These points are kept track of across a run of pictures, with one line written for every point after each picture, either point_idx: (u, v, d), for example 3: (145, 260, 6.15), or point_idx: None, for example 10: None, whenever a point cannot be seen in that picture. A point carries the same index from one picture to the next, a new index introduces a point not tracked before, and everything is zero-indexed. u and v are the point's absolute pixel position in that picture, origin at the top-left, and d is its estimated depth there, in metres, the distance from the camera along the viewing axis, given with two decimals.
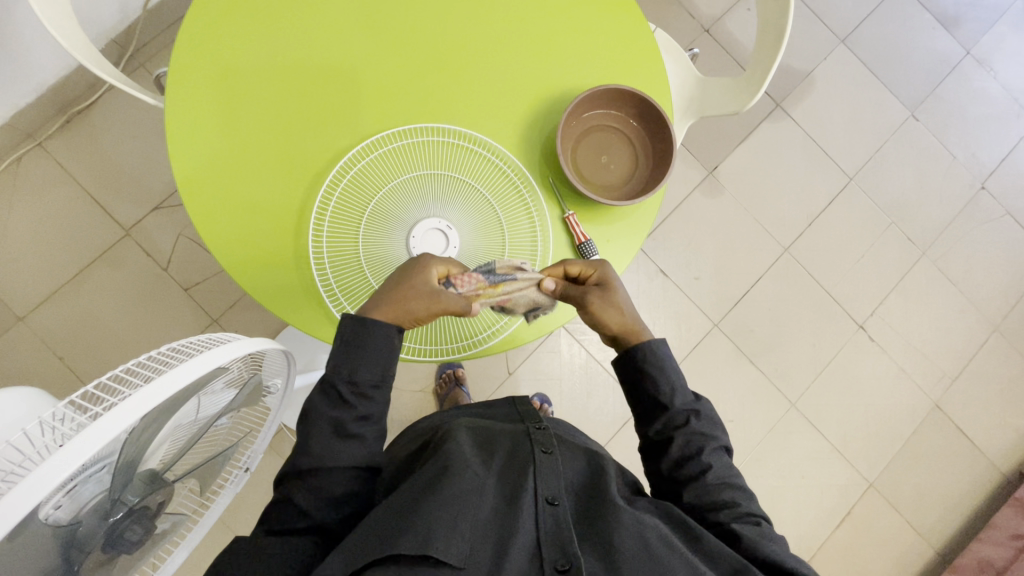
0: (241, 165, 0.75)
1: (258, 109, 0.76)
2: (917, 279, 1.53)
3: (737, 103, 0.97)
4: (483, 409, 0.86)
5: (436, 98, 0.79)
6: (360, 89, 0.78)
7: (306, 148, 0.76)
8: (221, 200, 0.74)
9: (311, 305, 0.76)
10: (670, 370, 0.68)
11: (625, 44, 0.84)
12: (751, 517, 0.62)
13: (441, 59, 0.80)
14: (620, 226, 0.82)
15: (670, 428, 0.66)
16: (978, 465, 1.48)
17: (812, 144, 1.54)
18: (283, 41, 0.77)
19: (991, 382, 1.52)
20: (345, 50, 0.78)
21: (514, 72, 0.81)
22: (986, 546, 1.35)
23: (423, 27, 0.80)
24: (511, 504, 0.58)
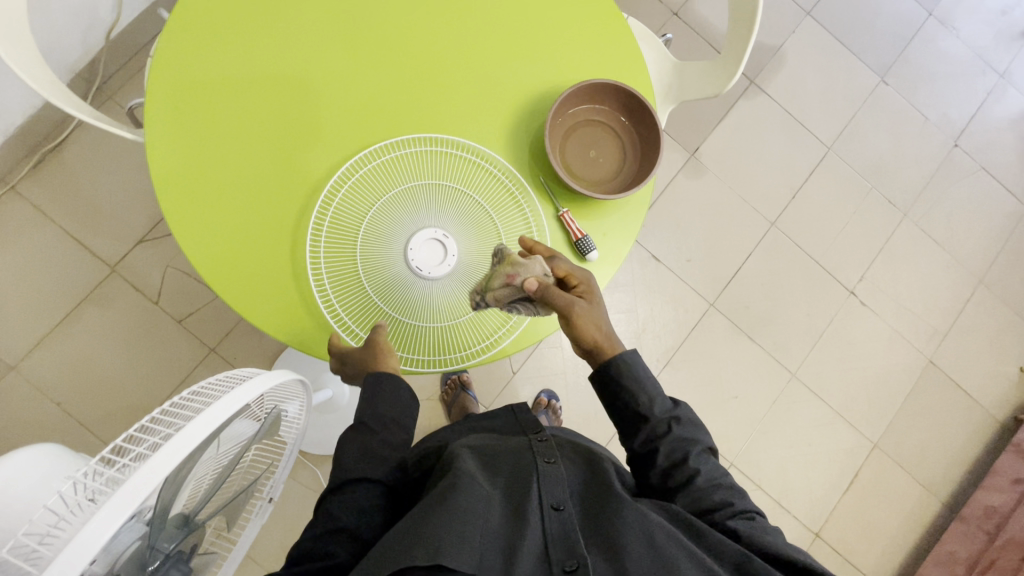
0: (228, 189, 0.74)
1: (240, 131, 0.75)
2: (902, 240, 1.56)
3: (716, 86, 0.98)
4: (484, 420, 0.88)
5: (419, 104, 0.79)
6: (341, 103, 0.77)
7: (292, 167, 0.75)
8: (211, 221, 0.73)
9: (311, 324, 0.75)
10: (649, 381, 0.69)
11: (601, 38, 0.84)
12: (745, 514, 0.63)
13: (420, 65, 0.79)
14: (615, 219, 0.82)
15: (653, 439, 0.67)
16: (975, 415, 1.52)
17: (789, 118, 1.56)
18: (259, 60, 0.76)
19: (980, 334, 1.56)
20: (327, 63, 0.77)
21: (494, 74, 0.81)
22: (991, 494, 1.38)
23: (398, 35, 0.79)
24: (518, 513, 0.58)
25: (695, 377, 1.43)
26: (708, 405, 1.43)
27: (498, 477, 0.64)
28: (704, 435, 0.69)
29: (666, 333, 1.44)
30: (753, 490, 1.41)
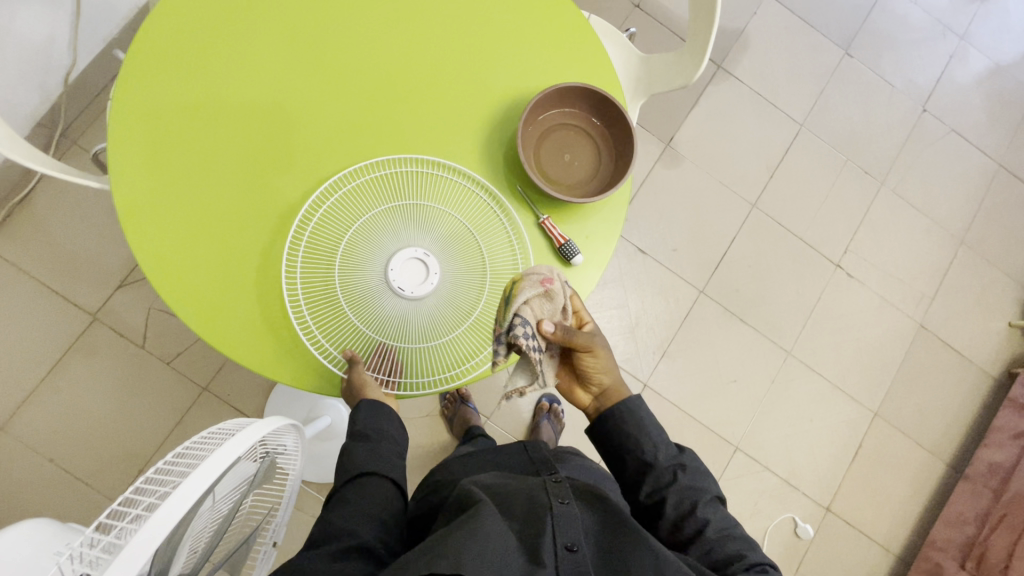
0: (200, 228, 0.72)
1: (206, 168, 0.74)
2: (882, 209, 1.58)
3: (684, 77, 0.98)
4: (495, 455, 0.94)
5: (385, 122, 0.78)
6: (308, 130, 0.76)
7: (265, 199, 0.74)
8: (180, 254, 0.72)
9: (289, 353, 0.73)
10: (650, 429, 0.75)
11: (563, 41, 0.84)
12: (754, 564, 0.67)
13: (385, 85, 0.78)
14: (596, 221, 0.81)
15: (660, 488, 0.72)
16: (969, 374, 1.54)
17: (759, 99, 1.57)
18: (220, 94, 0.75)
19: (966, 294, 1.58)
20: (291, 87, 0.76)
21: (459, 85, 0.80)
22: (992, 450, 1.39)
23: (359, 56, 0.78)
24: (533, 554, 0.59)
25: (692, 365, 1.44)
26: (708, 391, 1.43)
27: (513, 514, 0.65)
28: (710, 484, 0.74)
29: (659, 324, 1.44)
30: (760, 471, 1.42)
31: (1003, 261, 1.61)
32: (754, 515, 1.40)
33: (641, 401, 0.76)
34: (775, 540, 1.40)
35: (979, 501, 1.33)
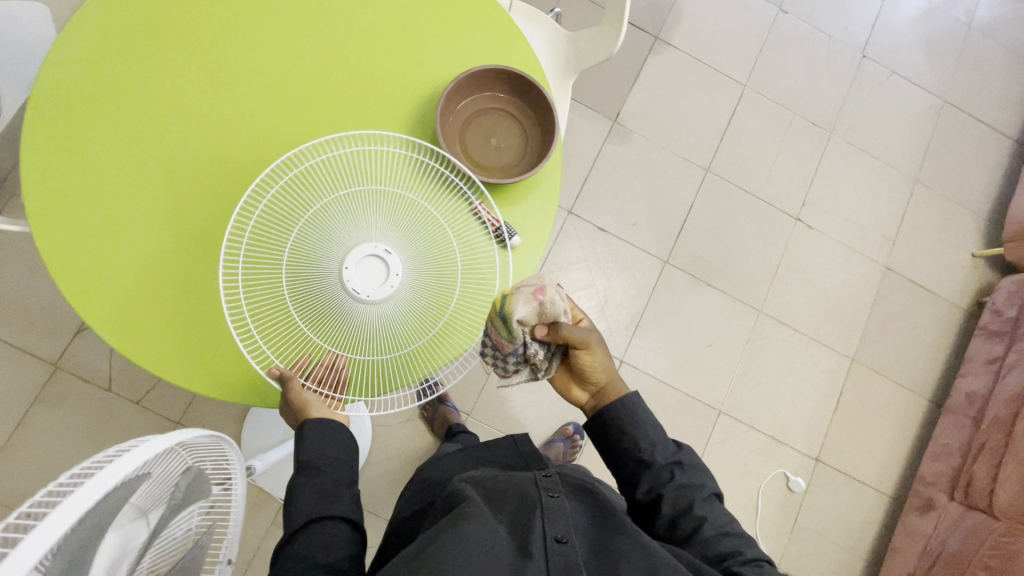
0: (132, 256, 0.72)
1: (131, 195, 0.73)
2: (834, 158, 1.59)
3: (607, 47, 0.98)
4: (484, 449, 0.92)
5: (306, 132, 0.77)
6: (228, 144, 0.76)
7: (194, 219, 0.74)
8: (118, 289, 0.72)
9: (240, 375, 0.74)
10: (646, 426, 0.76)
11: (477, 23, 0.83)
12: (752, 560, 0.66)
13: (301, 90, 0.78)
14: (532, 201, 0.81)
15: (656, 486, 0.73)
16: (939, 309, 1.56)
17: (700, 65, 1.58)
18: (134, 118, 0.74)
19: (927, 231, 1.59)
20: (206, 108, 0.76)
21: (376, 84, 0.79)
22: (969, 380, 1.40)
23: (271, 65, 0.78)
24: (523, 549, 0.61)
25: (666, 336, 1.44)
26: (685, 360, 1.44)
27: (503, 513, 0.67)
28: (707, 481, 0.74)
29: (629, 300, 1.44)
30: (746, 431, 1.43)
31: (960, 194, 1.63)
32: (745, 475, 1.41)
33: (638, 400, 0.78)
34: (769, 497, 1.41)
35: (961, 431, 1.34)
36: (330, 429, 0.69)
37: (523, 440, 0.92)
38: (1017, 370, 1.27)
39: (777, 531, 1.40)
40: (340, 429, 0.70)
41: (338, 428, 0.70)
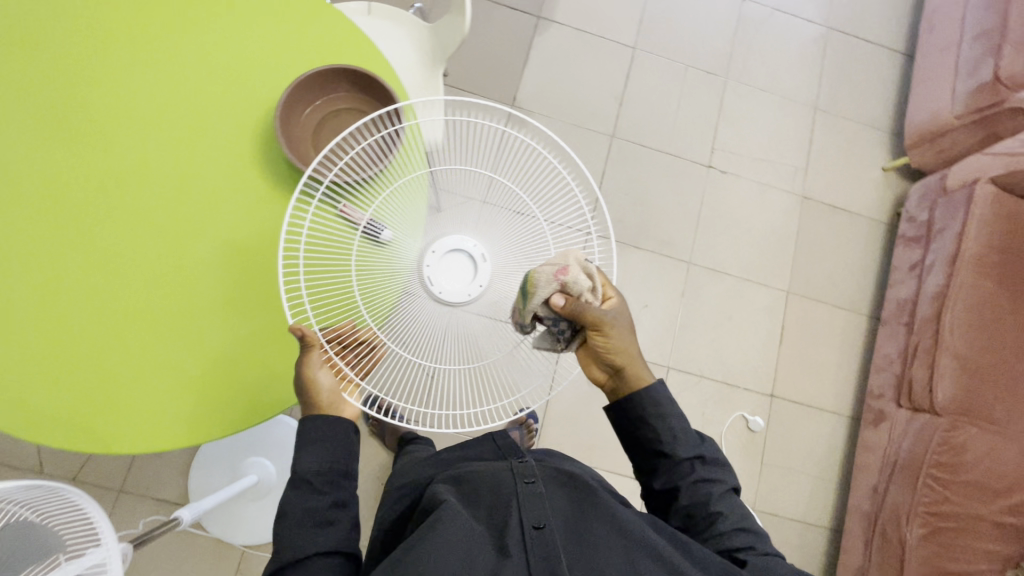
0: (66, 338, 0.75)
1: (90, 266, 0.76)
2: (733, 101, 1.62)
3: (460, 22, 1.01)
4: (460, 451, 0.88)
5: (234, 170, 0.80)
6: (130, 209, 0.78)
7: (120, 286, 0.76)
8: (112, 343, 0.75)
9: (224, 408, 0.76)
10: (671, 416, 0.72)
11: (317, 34, 0.84)
12: (763, 553, 0.65)
13: (171, 140, 0.80)
14: (399, 189, 0.77)
15: (674, 478, 0.70)
16: (863, 227, 1.59)
17: (586, 35, 1.59)
18: (92, 187, 0.78)
19: (836, 154, 1.63)
20: (153, 162, 0.79)
21: (254, 112, 0.82)
22: (899, 289, 1.43)
23: (134, 125, 0.80)
24: (502, 543, 0.60)
25: None
26: None
27: (479, 507, 0.66)
28: (728, 475, 0.72)
29: None
30: (698, 381, 1.44)
31: (860, 113, 1.67)
32: (705, 424, 1.42)
33: (665, 390, 0.74)
34: (732, 441, 1.43)
35: (898, 339, 1.38)
36: (325, 444, 0.67)
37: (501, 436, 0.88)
38: (935, 269, 1.31)
39: (745, 472, 1.42)
40: (337, 445, 0.68)
41: (337, 435, 0.68)
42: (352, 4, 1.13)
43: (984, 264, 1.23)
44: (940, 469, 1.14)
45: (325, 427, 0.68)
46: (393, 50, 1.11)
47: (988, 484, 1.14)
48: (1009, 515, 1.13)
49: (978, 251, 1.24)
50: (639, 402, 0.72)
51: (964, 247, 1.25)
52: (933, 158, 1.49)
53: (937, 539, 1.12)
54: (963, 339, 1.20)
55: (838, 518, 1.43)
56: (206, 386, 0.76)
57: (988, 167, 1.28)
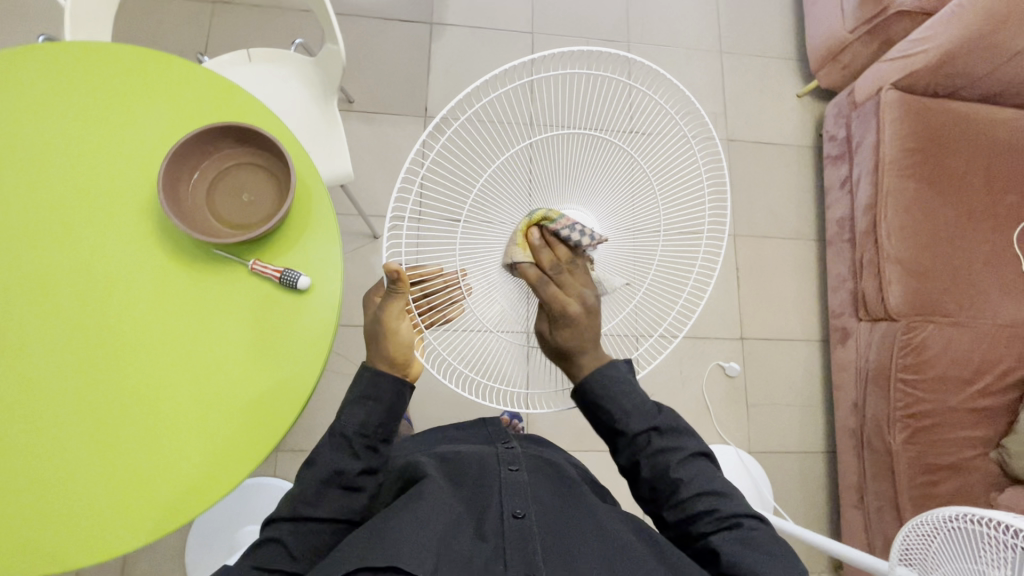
0: (26, 454, 0.70)
1: (21, 370, 0.72)
2: (640, 63, 1.63)
3: (334, 45, 0.97)
4: (457, 432, 0.94)
5: (125, 246, 0.75)
6: (41, 306, 0.73)
7: (63, 382, 0.72)
8: (66, 443, 0.70)
9: (171, 495, 0.70)
10: (621, 394, 0.69)
11: (178, 92, 0.80)
12: (732, 521, 0.62)
13: (53, 232, 0.75)
14: (308, 233, 0.78)
15: (634, 454, 0.68)
16: (791, 155, 1.63)
17: (482, 31, 1.58)
18: (14, 287, 0.73)
19: (750, 92, 1.66)
20: (55, 255, 0.74)
21: (132, 183, 0.77)
22: (835, 207, 1.47)
23: (11, 229, 0.74)
24: (479, 528, 0.63)
25: None
26: None
27: (462, 490, 0.69)
28: (691, 441, 0.68)
29: None
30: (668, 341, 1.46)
31: (764, 46, 1.70)
32: (684, 382, 1.44)
33: (620, 369, 0.70)
34: (714, 392, 1.45)
35: (845, 256, 1.41)
36: (370, 405, 0.70)
37: (493, 422, 0.94)
38: (862, 182, 1.35)
39: (733, 417, 1.44)
40: (382, 410, 0.70)
41: (384, 398, 0.70)
42: (229, 54, 1.10)
43: (904, 167, 1.27)
44: (907, 371, 1.18)
45: (370, 387, 0.70)
46: (282, 92, 1.08)
47: (954, 374, 1.17)
48: (980, 398, 1.17)
49: (896, 156, 1.28)
50: (588, 388, 0.69)
51: (882, 154, 1.29)
52: (839, 76, 1.51)
53: (920, 438, 1.15)
54: (901, 242, 1.24)
55: (830, 439, 1.46)
56: (190, 446, 0.71)
57: (888, 74, 1.32)
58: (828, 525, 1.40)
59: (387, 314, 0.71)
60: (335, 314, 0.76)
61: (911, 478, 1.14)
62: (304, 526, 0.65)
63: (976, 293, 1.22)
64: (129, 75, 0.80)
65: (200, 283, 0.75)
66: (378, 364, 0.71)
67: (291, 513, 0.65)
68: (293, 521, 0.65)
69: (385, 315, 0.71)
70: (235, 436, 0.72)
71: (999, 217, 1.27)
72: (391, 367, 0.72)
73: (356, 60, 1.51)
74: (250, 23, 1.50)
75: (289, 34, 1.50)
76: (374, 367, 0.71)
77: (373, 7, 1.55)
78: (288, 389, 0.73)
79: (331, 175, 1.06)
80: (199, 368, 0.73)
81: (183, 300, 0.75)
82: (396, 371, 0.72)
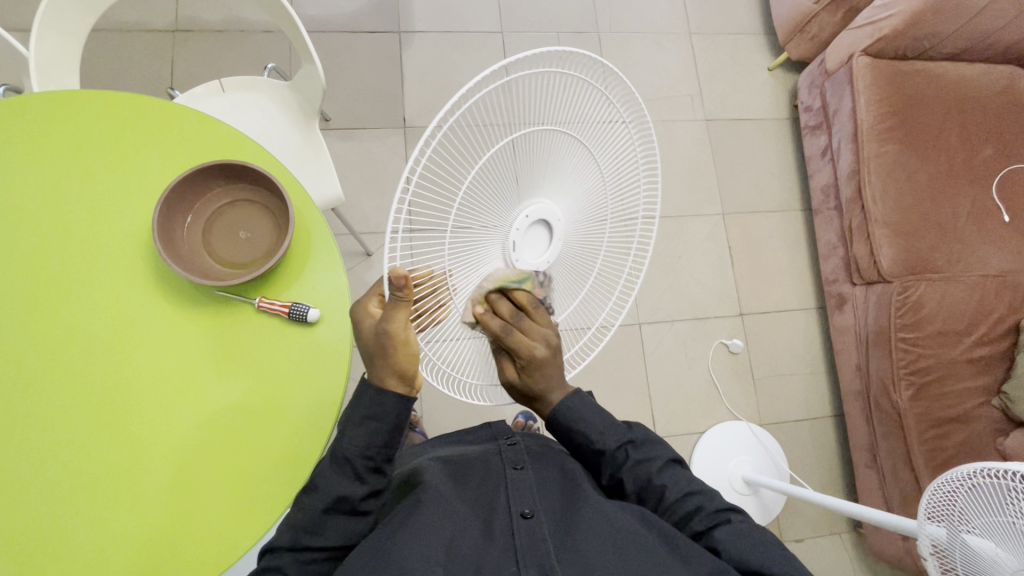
0: (46, 539, 0.65)
1: (20, 429, 0.68)
2: (613, 52, 1.63)
3: (309, 63, 0.94)
4: (461, 437, 0.91)
5: (124, 292, 0.73)
6: (39, 380, 0.70)
7: (70, 456, 0.68)
8: (73, 502, 0.67)
9: (192, 547, 0.67)
10: (596, 416, 0.70)
11: (161, 134, 0.78)
12: (721, 516, 0.64)
13: (44, 299, 0.72)
14: (311, 263, 0.77)
15: (615, 470, 0.70)
16: (769, 129, 1.65)
17: (452, 35, 1.57)
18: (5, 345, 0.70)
19: (723, 70, 1.67)
20: (48, 310, 0.71)
21: (122, 229, 0.74)
22: (818, 176, 1.49)
23: (5, 290, 0.71)
24: (488, 529, 0.61)
25: None
26: None
27: (469, 493, 0.68)
28: (665, 450, 0.71)
29: None
30: (671, 326, 1.47)
31: (732, 23, 1.71)
32: (692, 363, 1.46)
33: (592, 399, 0.71)
34: (720, 371, 1.47)
35: (833, 223, 1.44)
36: (374, 425, 0.62)
37: (497, 421, 0.91)
38: (843, 149, 1.37)
39: (742, 394, 1.46)
40: (387, 429, 0.62)
41: (387, 418, 0.62)
42: (201, 87, 1.07)
43: (883, 131, 1.30)
44: (905, 331, 1.21)
45: (375, 406, 0.62)
46: (262, 121, 1.06)
47: (951, 328, 1.21)
48: (978, 348, 1.20)
49: (874, 121, 1.30)
50: (559, 417, 0.68)
51: (860, 121, 1.31)
52: (809, 47, 1.53)
53: (925, 394, 1.18)
54: (887, 205, 1.27)
55: (837, 403, 1.50)
56: (222, 473, 0.69)
57: (857, 42, 1.35)
58: (844, 487, 1.44)
59: (390, 325, 0.56)
60: (349, 341, 0.75)
61: (921, 434, 1.17)
62: (309, 554, 0.61)
63: (963, 246, 1.26)
64: (110, 122, 0.78)
65: (199, 325, 0.73)
66: (387, 380, 0.62)
67: (292, 541, 0.61)
68: (300, 552, 0.61)
69: (389, 329, 0.56)
70: (266, 469, 0.70)
71: (977, 170, 1.30)
72: (400, 383, 0.62)
73: (330, 78, 1.49)
74: (215, 50, 1.46)
75: (256, 57, 1.47)
76: (380, 384, 0.62)
77: (340, 22, 1.53)
78: (304, 418, 0.72)
79: (322, 199, 1.05)
80: (213, 409, 0.71)
81: (181, 333, 0.73)
82: (407, 389, 0.63)
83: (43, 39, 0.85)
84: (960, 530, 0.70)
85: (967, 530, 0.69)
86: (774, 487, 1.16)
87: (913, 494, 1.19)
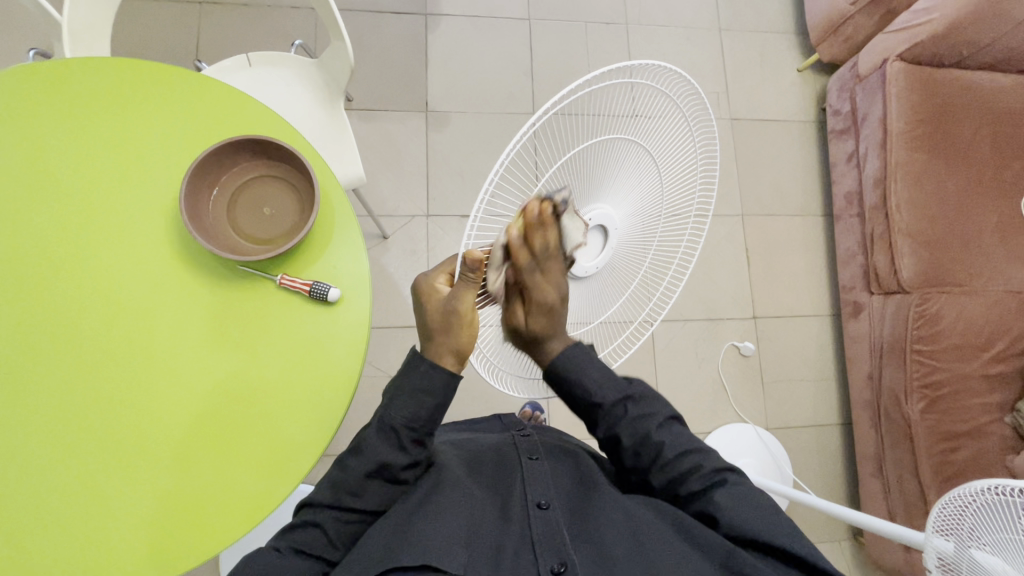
0: (59, 509, 0.67)
1: (37, 394, 0.69)
2: (640, 44, 1.61)
3: (337, 39, 0.94)
4: (472, 425, 0.91)
5: (149, 260, 0.74)
6: (56, 352, 0.70)
7: (84, 424, 0.69)
8: (90, 465, 0.68)
9: (206, 516, 0.68)
10: (585, 363, 0.69)
11: (192, 105, 0.79)
12: (718, 476, 0.63)
13: (68, 265, 0.72)
14: (333, 245, 0.77)
15: (612, 425, 0.68)
16: (793, 130, 1.62)
17: (479, 19, 1.55)
18: (28, 310, 0.71)
19: (750, 68, 1.64)
20: (71, 274, 0.72)
21: (148, 199, 0.75)
22: (841, 181, 1.47)
23: (27, 253, 0.72)
24: (506, 517, 0.62)
25: None
26: None
27: (484, 478, 0.68)
28: (663, 406, 0.69)
29: None
30: (683, 325, 1.47)
31: (763, 21, 1.68)
32: (701, 363, 1.46)
33: (585, 348, 0.70)
34: (730, 372, 1.47)
35: (854, 230, 1.42)
36: (422, 398, 0.63)
37: (507, 410, 0.92)
38: (870, 155, 1.35)
39: (750, 396, 1.46)
40: (434, 404, 0.63)
41: (435, 389, 0.63)
42: (228, 60, 1.07)
43: (912, 139, 1.27)
44: (920, 343, 1.20)
45: (424, 379, 0.63)
46: (287, 97, 1.06)
47: (968, 343, 1.19)
48: (994, 364, 1.19)
49: (904, 127, 1.28)
50: (556, 364, 0.68)
51: (889, 128, 1.29)
52: (842, 48, 1.50)
53: (937, 407, 1.18)
54: (911, 215, 1.25)
55: (846, 412, 1.49)
56: (234, 442, 0.70)
57: (893, 45, 1.32)
58: (846, 494, 1.44)
59: (459, 306, 0.59)
60: (367, 324, 0.75)
61: (930, 448, 1.17)
62: (347, 515, 0.62)
63: (987, 261, 1.24)
64: (142, 90, 0.78)
65: (218, 297, 0.74)
66: (443, 357, 0.63)
67: (334, 501, 0.61)
68: (336, 510, 0.61)
69: (458, 308, 0.59)
70: (280, 441, 0.71)
71: (1006, 184, 1.28)
72: (455, 361, 0.64)
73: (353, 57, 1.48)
74: (241, 23, 1.45)
75: (281, 33, 1.46)
76: (434, 359, 0.64)
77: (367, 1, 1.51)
78: (318, 393, 0.73)
79: (343, 179, 1.04)
80: (229, 380, 0.72)
81: (198, 304, 0.74)
82: (458, 366, 0.64)
83: (76, 5, 0.85)
84: (968, 546, 0.69)
85: (975, 545, 0.68)
86: (777, 491, 1.16)
87: (918, 506, 1.19)
